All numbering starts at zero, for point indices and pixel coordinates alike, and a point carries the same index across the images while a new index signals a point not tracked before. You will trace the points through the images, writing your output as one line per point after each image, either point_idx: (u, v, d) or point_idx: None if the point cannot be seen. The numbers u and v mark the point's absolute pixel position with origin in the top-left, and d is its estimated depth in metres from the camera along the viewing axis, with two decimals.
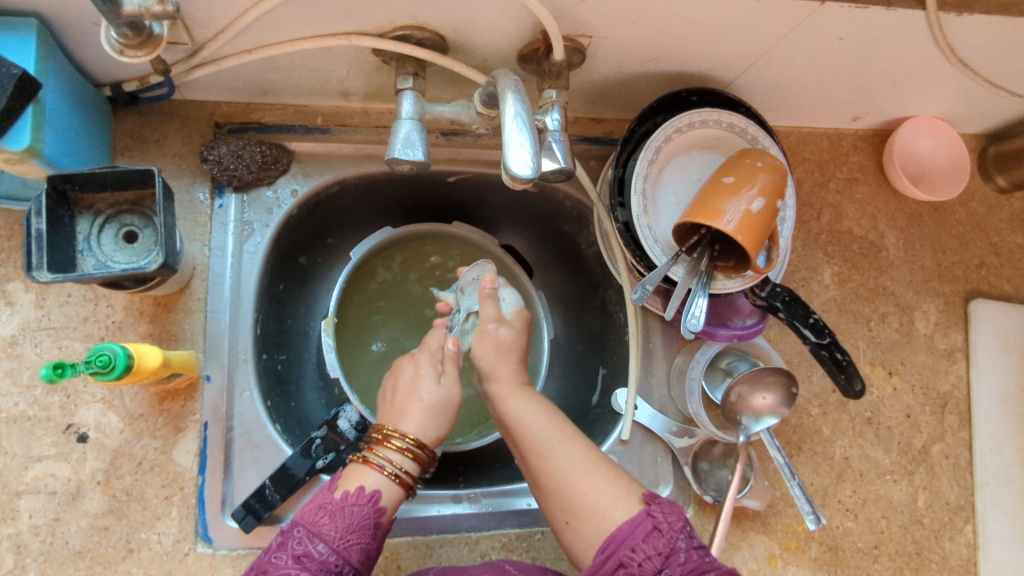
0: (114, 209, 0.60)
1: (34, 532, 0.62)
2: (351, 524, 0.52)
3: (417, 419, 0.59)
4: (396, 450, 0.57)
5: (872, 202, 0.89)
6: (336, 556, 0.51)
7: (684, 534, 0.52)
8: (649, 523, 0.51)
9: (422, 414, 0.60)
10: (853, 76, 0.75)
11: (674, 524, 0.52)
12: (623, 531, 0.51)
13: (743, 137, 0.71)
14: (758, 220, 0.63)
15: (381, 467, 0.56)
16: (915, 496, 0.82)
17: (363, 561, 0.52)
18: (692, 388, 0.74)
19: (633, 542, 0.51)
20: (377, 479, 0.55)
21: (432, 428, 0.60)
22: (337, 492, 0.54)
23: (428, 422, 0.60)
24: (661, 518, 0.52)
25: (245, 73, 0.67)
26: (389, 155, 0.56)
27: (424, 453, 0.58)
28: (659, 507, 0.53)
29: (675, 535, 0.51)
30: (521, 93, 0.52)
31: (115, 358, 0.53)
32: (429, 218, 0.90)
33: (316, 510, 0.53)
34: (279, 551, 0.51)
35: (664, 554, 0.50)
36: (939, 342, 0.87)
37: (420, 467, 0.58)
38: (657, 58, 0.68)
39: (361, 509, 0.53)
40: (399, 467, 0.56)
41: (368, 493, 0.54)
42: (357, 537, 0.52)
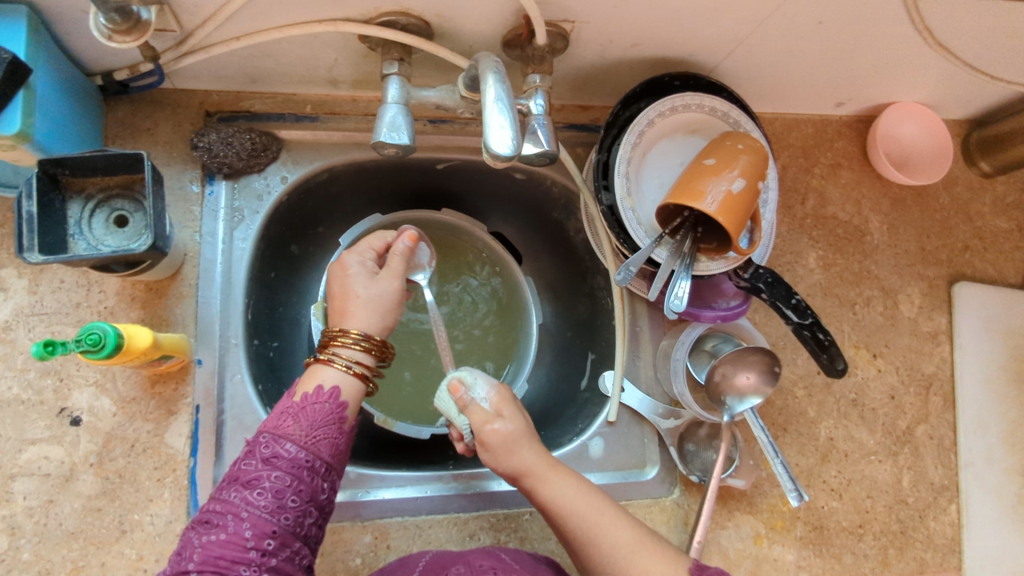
0: (105, 193, 0.60)
1: (29, 513, 0.63)
2: (315, 420, 0.54)
3: (364, 314, 0.61)
4: (348, 346, 0.58)
5: (856, 186, 0.90)
6: (306, 452, 0.52)
7: None
8: None
9: (363, 308, 0.61)
10: (834, 61, 0.76)
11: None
12: None
13: (725, 121, 0.72)
14: (739, 201, 0.64)
15: (335, 363, 0.58)
16: (899, 476, 0.83)
17: (333, 454, 0.54)
18: (677, 368, 0.75)
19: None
20: (336, 376, 0.57)
21: (380, 320, 0.61)
22: (295, 395, 0.56)
23: (374, 315, 0.61)
24: None
25: (234, 62, 0.68)
26: (375, 139, 0.59)
27: (375, 344, 0.60)
28: None
29: None
30: (501, 75, 0.53)
31: (104, 337, 0.52)
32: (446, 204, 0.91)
33: (280, 415, 0.54)
34: (248, 458, 0.52)
35: None
36: (924, 324, 0.88)
37: (377, 355, 0.60)
38: (640, 43, 0.69)
39: (323, 406, 0.55)
40: (352, 358, 0.58)
41: (327, 391, 0.56)
42: (322, 432, 0.54)
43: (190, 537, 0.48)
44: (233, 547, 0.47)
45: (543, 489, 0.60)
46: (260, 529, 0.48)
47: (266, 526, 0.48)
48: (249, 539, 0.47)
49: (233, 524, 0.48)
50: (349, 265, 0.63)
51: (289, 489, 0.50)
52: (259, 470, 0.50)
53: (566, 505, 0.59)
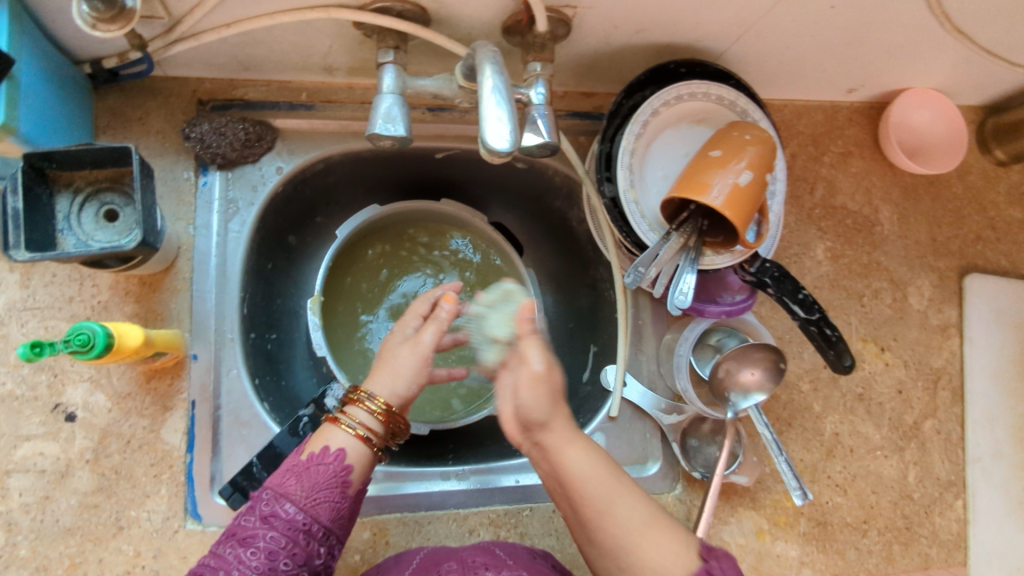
0: (94, 187, 0.58)
1: (25, 509, 0.63)
2: (317, 483, 0.53)
3: (383, 378, 0.57)
4: (365, 410, 0.56)
5: (867, 176, 0.87)
6: (304, 515, 0.51)
7: None
8: None
9: (382, 372, 0.58)
10: (847, 45, 0.73)
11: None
12: None
13: (732, 110, 0.69)
14: (746, 194, 0.62)
15: (344, 425, 0.56)
16: (905, 471, 0.82)
17: (333, 518, 0.53)
18: (680, 364, 0.73)
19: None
20: (342, 438, 0.55)
21: (392, 385, 0.57)
22: (303, 453, 0.55)
23: (390, 379, 0.57)
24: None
25: (226, 49, 0.66)
26: (371, 131, 0.57)
27: (389, 410, 0.56)
28: (717, 563, 0.50)
29: None
30: (499, 65, 0.51)
31: (94, 337, 0.50)
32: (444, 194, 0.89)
33: (284, 473, 0.53)
34: (249, 513, 0.52)
35: None
36: (933, 317, 0.86)
37: (389, 423, 0.57)
38: (644, 29, 0.66)
39: (328, 468, 0.53)
40: (359, 422, 0.56)
41: (333, 452, 0.54)
42: (323, 495, 0.53)
43: None
44: None
45: (564, 456, 0.53)
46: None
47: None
48: None
49: None
50: (393, 331, 0.61)
51: (282, 552, 0.50)
52: (255, 528, 0.50)
53: (583, 474, 0.52)
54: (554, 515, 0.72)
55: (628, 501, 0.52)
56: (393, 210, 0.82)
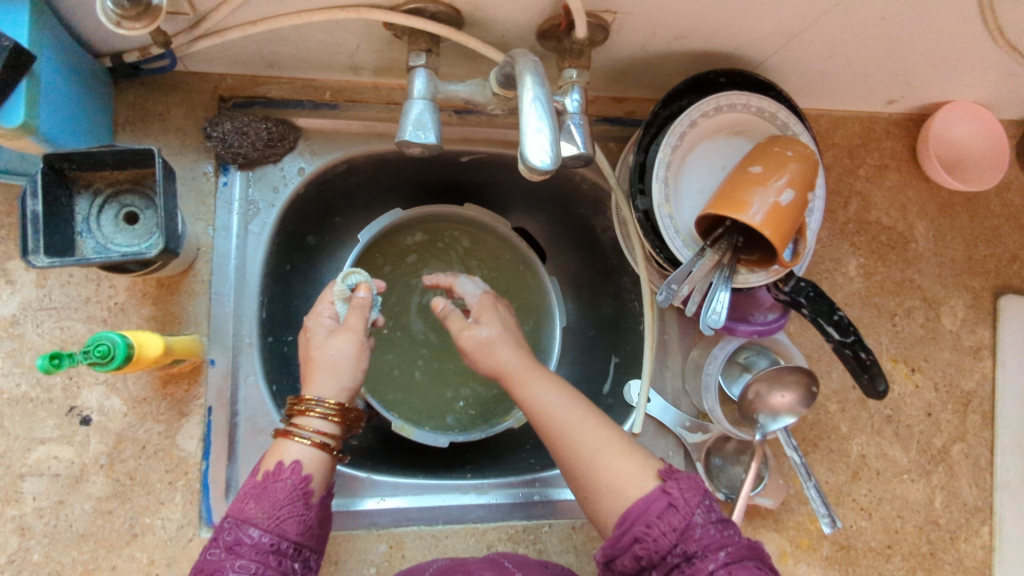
0: (114, 188, 0.56)
1: (38, 514, 0.62)
2: (278, 500, 0.50)
3: (323, 378, 0.56)
4: (316, 416, 0.54)
5: (902, 190, 0.85)
6: (270, 535, 0.49)
7: (704, 509, 0.49)
8: (664, 500, 0.49)
9: (321, 370, 0.56)
10: (893, 57, 0.70)
11: (691, 500, 0.49)
12: (637, 507, 0.49)
13: (772, 123, 0.66)
14: (786, 214, 0.60)
15: (295, 437, 0.54)
16: (932, 495, 0.81)
17: (302, 532, 0.51)
18: (709, 384, 0.71)
19: (647, 519, 0.48)
20: (298, 450, 0.53)
21: (336, 380, 0.56)
22: (259, 473, 0.53)
23: (331, 378, 0.56)
24: (677, 495, 0.49)
25: (250, 45, 0.63)
26: (400, 137, 0.54)
27: (339, 407, 0.55)
28: (675, 483, 0.50)
29: (691, 511, 0.48)
30: (540, 76, 0.49)
31: (114, 348, 0.49)
32: (466, 197, 0.87)
33: (243, 498, 0.51)
34: (213, 547, 0.49)
35: (680, 530, 0.47)
36: (966, 338, 0.84)
37: (343, 423, 0.55)
38: (684, 36, 0.64)
39: (285, 484, 0.51)
40: (313, 430, 0.54)
41: (288, 466, 0.52)
42: (287, 511, 0.50)
43: None
44: None
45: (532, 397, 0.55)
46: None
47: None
48: None
49: None
50: (309, 328, 0.59)
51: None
52: (221, 560, 0.48)
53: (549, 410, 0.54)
54: (573, 532, 0.71)
55: (590, 427, 0.53)
56: (414, 213, 0.79)
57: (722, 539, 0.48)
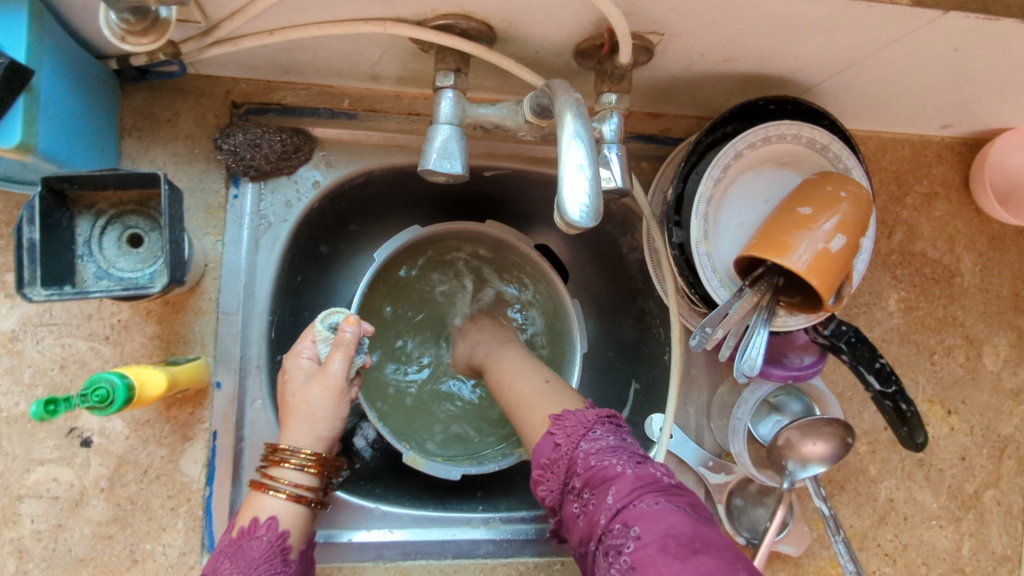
0: (117, 209, 0.53)
1: (37, 537, 0.60)
2: (253, 559, 0.50)
3: (298, 427, 0.55)
4: (294, 467, 0.54)
5: (951, 221, 0.80)
6: None
7: (589, 438, 0.47)
8: (549, 441, 0.49)
9: (296, 419, 0.55)
10: (957, 86, 0.65)
11: (572, 435, 0.48)
12: (537, 454, 0.50)
13: (824, 156, 0.62)
14: (835, 262, 0.55)
15: (271, 490, 0.53)
16: (960, 543, 0.77)
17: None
18: (736, 428, 0.67)
19: (541, 462, 0.49)
20: (273, 505, 0.53)
21: (314, 429, 0.55)
22: (234, 530, 0.52)
23: (306, 427, 0.55)
24: (558, 432, 0.49)
25: (265, 53, 0.59)
26: (423, 166, 0.50)
27: (321, 459, 0.55)
28: (561, 424, 0.49)
29: (570, 445, 0.48)
30: (582, 114, 0.45)
31: (114, 392, 0.46)
32: (486, 209, 0.83)
33: (217, 558, 0.50)
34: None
35: (565, 468, 0.47)
36: (1006, 380, 0.80)
37: (322, 475, 0.56)
38: (734, 58, 0.59)
39: (261, 541, 0.51)
40: (291, 482, 0.54)
41: (264, 522, 0.52)
42: (263, 570, 0.50)
43: None
44: None
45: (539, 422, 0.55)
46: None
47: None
48: None
49: None
50: (288, 370, 0.57)
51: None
52: None
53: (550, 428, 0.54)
54: None
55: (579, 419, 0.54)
56: (432, 232, 0.75)
57: (606, 471, 0.45)
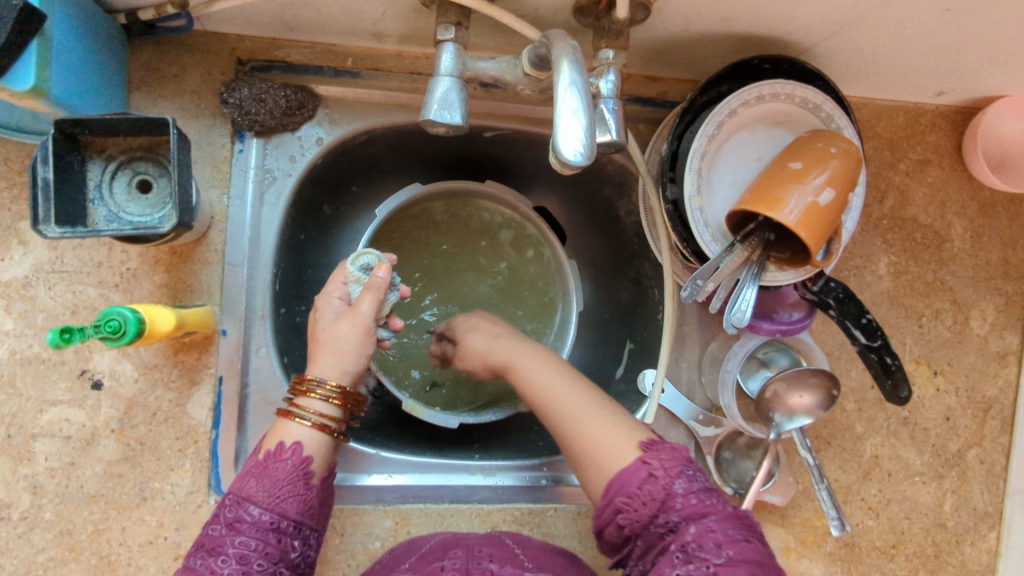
0: (127, 155, 0.55)
1: (51, 474, 0.63)
2: (278, 480, 0.52)
3: (325, 360, 0.55)
4: (318, 398, 0.55)
5: (943, 187, 0.81)
6: (270, 514, 0.51)
7: (685, 478, 0.49)
8: (643, 470, 0.49)
9: (324, 351, 0.56)
10: (950, 48, 0.66)
11: (671, 467, 0.49)
12: (620, 478, 0.49)
13: (816, 115, 0.63)
14: (823, 215, 0.57)
15: (297, 418, 0.54)
16: (942, 499, 0.80)
17: (303, 511, 0.53)
18: (726, 380, 0.69)
19: (627, 489, 0.48)
20: (298, 431, 0.54)
21: (340, 363, 0.55)
22: (260, 453, 0.54)
23: (332, 361, 0.55)
24: (656, 465, 0.49)
25: (270, 8, 0.60)
26: (424, 116, 0.52)
27: (347, 395, 0.56)
28: (655, 454, 0.49)
29: (671, 481, 0.48)
30: (579, 62, 0.46)
31: (125, 323, 0.48)
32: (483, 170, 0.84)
33: (244, 476, 0.52)
34: (215, 523, 0.51)
35: (659, 500, 0.48)
36: (993, 343, 0.82)
37: (347, 408, 0.56)
38: (730, 17, 0.60)
39: (286, 464, 0.53)
40: (317, 412, 0.54)
41: (289, 447, 0.53)
42: (288, 491, 0.52)
43: None
44: None
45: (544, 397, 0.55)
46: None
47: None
48: None
49: None
50: (319, 309, 0.58)
51: (253, 554, 0.49)
52: (221, 536, 0.50)
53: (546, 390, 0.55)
54: (578, 517, 0.71)
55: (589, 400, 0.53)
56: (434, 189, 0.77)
57: (706, 510, 0.47)
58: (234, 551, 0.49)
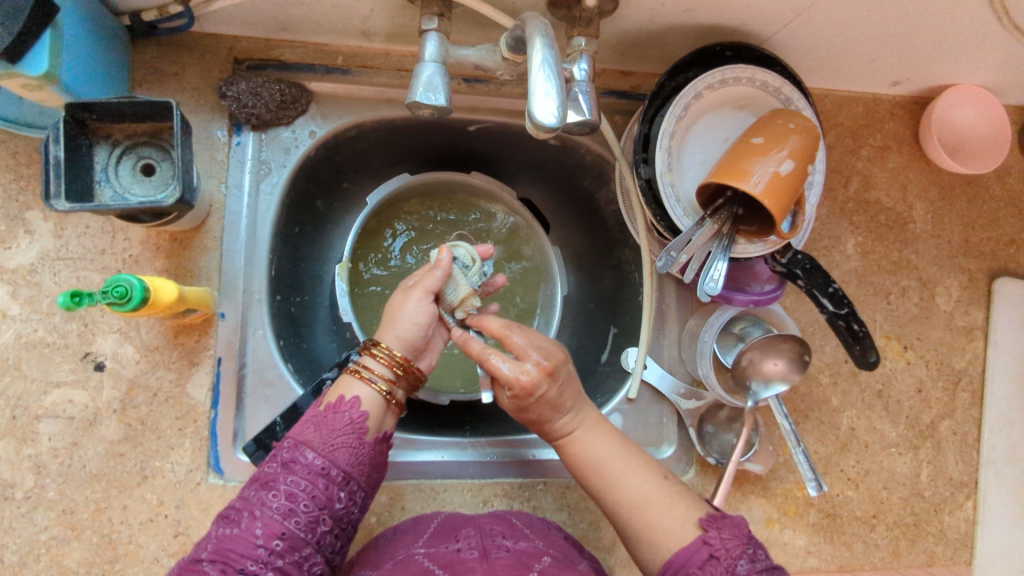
0: (132, 140, 0.58)
1: (53, 454, 0.64)
2: (335, 429, 0.54)
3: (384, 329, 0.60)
4: (375, 359, 0.59)
5: (904, 172, 0.86)
6: (324, 460, 0.53)
7: (747, 557, 0.51)
8: (705, 551, 0.51)
9: (384, 323, 0.60)
10: (898, 37, 0.71)
11: (732, 551, 0.51)
12: (681, 557, 0.51)
13: (777, 97, 0.68)
14: (785, 184, 0.61)
15: (357, 376, 0.58)
16: (918, 469, 0.83)
17: (352, 464, 0.54)
18: (703, 350, 0.74)
19: (690, 570, 0.51)
20: (358, 388, 0.57)
21: (393, 330, 0.60)
22: (322, 405, 0.57)
23: (390, 330, 0.60)
24: (719, 546, 0.51)
25: (265, 7, 0.65)
26: (411, 99, 0.55)
27: (400, 360, 0.58)
28: (717, 533, 0.52)
29: (734, 561, 0.50)
30: (550, 38, 0.50)
31: (131, 289, 0.52)
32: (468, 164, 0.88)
33: (305, 423, 0.55)
34: (271, 461, 0.53)
35: None
36: (959, 319, 0.85)
37: (403, 373, 0.59)
38: (692, 9, 0.65)
39: (344, 416, 0.55)
40: (375, 373, 0.58)
41: (349, 401, 0.56)
42: (342, 442, 0.54)
43: (212, 527, 0.52)
44: (242, 542, 0.49)
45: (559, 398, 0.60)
46: (269, 529, 0.49)
47: (276, 527, 0.50)
48: (258, 537, 0.49)
49: (247, 522, 0.50)
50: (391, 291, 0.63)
51: (302, 494, 0.51)
52: (276, 472, 0.52)
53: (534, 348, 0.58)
54: (568, 490, 0.73)
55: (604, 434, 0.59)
56: (422, 179, 0.82)
57: None
58: (286, 488, 0.51)
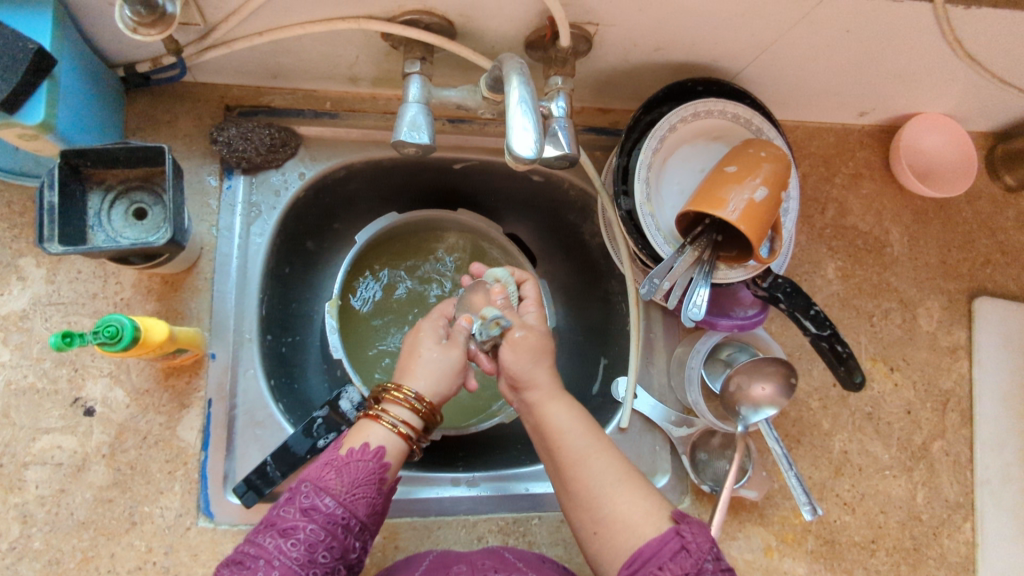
0: (124, 185, 0.60)
1: (41, 502, 0.64)
2: (358, 478, 0.53)
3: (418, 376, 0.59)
4: (405, 407, 0.57)
5: (877, 198, 0.88)
6: (343, 510, 0.52)
7: (713, 556, 0.50)
8: (677, 542, 0.50)
9: (420, 368, 0.59)
10: (860, 70, 0.74)
11: (703, 545, 0.50)
12: (651, 547, 0.50)
13: (748, 128, 0.71)
14: (760, 210, 0.63)
15: (383, 421, 0.56)
16: (914, 492, 0.82)
17: (369, 513, 0.54)
18: (692, 377, 0.74)
19: (660, 560, 0.49)
20: (382, 436, 0.55)
21: (432, 382, 0.59)
22: (341, 449, 0.55)
23: (427, 378, 0.58)
24: (691, 539, 0.50)
25: (256, 56, 0.67)
26: (395, 138, 0.57)
27: (428, 408, 0.57)
28: (688, 527, 0.51)
29: (703, 556, 0.49)
30: (526, 76, 0.53)
31: (122, 329, 0.54)
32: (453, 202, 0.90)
33: (325, 466, 0.54)
34: (288, 505, 0.52)
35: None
36: (943, 339, 0.87)
37: (427, 419, 0.58)
38: (663, 47, 0.68)
39: (367, 465, 0.54)
40: (401, 420, 0.56)
41: (373, 450, 0.54)
42: (363, 491, 0.53)
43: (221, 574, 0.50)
44: None
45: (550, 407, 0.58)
46: None
47: None
48: None
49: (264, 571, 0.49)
50: (422, 330, 0.62)
51: (321, 544, 0.50)
52: (295, 520, 0.51)
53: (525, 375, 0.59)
54: (563, 524, 0.72)
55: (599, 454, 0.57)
56: (410, 218, 0.84)
57: None
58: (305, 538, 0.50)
